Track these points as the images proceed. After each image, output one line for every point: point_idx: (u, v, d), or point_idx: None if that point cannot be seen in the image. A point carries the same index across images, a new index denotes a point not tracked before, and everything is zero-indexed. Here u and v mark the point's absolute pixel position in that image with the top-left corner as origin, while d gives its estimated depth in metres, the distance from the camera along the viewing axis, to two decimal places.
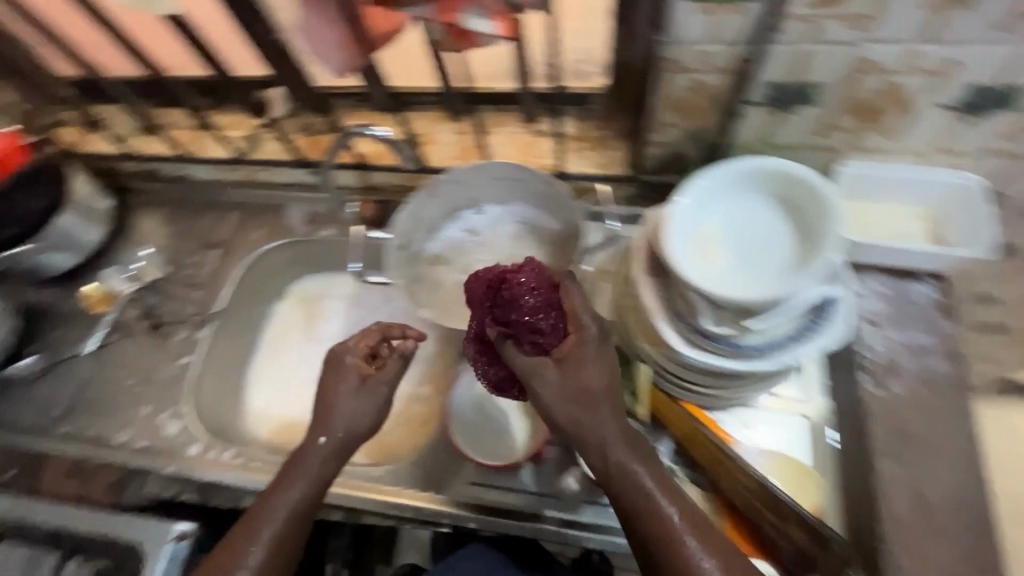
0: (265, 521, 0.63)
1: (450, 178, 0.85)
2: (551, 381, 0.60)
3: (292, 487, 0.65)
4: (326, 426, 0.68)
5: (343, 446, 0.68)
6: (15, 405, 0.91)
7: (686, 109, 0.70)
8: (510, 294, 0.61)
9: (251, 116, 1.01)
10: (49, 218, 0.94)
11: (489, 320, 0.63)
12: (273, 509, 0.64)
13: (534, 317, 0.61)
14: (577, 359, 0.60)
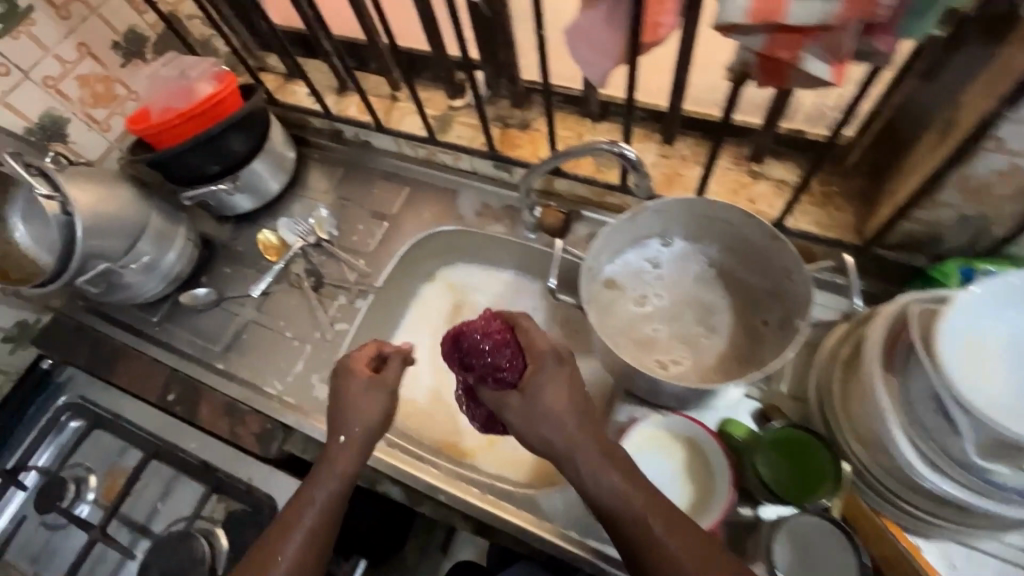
0: (299, 516, 0.63)
1: (656, 207, 0.77)
2: (552, 423, 0.61)
3: (321, 480, 0.65)
4: (336, 421, 0.68)
5: (361, 443, 0.67)
6: (181, 331, 0.96)
7: (978, 191, 0.60)
8: (465, 335, 0.69)
9: (447, 96, 1.00)
10: (246, 160, 0.98)
11: (459, 368, 0.70)
12: (304, 502, 0.64)
13: (484, 352, 0.66)
14: (542, 395, 0.62)
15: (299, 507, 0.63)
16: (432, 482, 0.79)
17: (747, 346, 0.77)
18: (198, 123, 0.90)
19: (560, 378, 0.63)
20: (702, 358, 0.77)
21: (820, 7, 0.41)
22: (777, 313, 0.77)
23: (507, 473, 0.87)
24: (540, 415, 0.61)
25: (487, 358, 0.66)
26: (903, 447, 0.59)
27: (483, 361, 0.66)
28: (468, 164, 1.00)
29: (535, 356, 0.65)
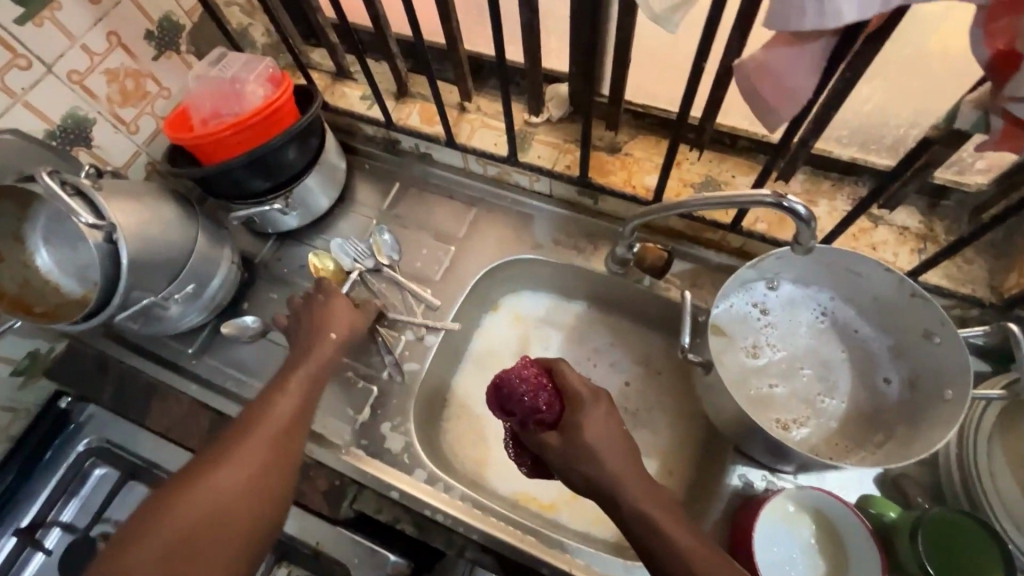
0: (282, 398, 0.67)
1: (783, 254, 0.71)
2: (598, 452, 0.58)
3: (303, 373, 0.70)
4: (319, 340, 0.73)
5: (321, 355, 0.72)
6: (222, 366, 0.85)
7: None
8: (504, 382, 0.66)
9: (526, 110, 0.90)
10: (300, 175, 0.87)
11: (501, 415, 0.68)
12: (285, 390, 0.68)
13: (524, 396, 0.64)
14: (583, 433, 0.59)
15: (284, 395, 0.67)
16: (532, 550, 0.70)
17: (868, 406, 0.72)
18: (251, 133, 0.78)
19: (602, 418, 0.61)
20: (822, 418, 0.72)
21: None
22: (901, 371, 0.72)
23: (593, 531, 0.80)
24: (581, 454, 0.59)
25: (529, 403, 0.64)
26: None
27: (525, 405, 0.64)
28: (547, 186, 0.91)
29: (575, 395, 0.63)
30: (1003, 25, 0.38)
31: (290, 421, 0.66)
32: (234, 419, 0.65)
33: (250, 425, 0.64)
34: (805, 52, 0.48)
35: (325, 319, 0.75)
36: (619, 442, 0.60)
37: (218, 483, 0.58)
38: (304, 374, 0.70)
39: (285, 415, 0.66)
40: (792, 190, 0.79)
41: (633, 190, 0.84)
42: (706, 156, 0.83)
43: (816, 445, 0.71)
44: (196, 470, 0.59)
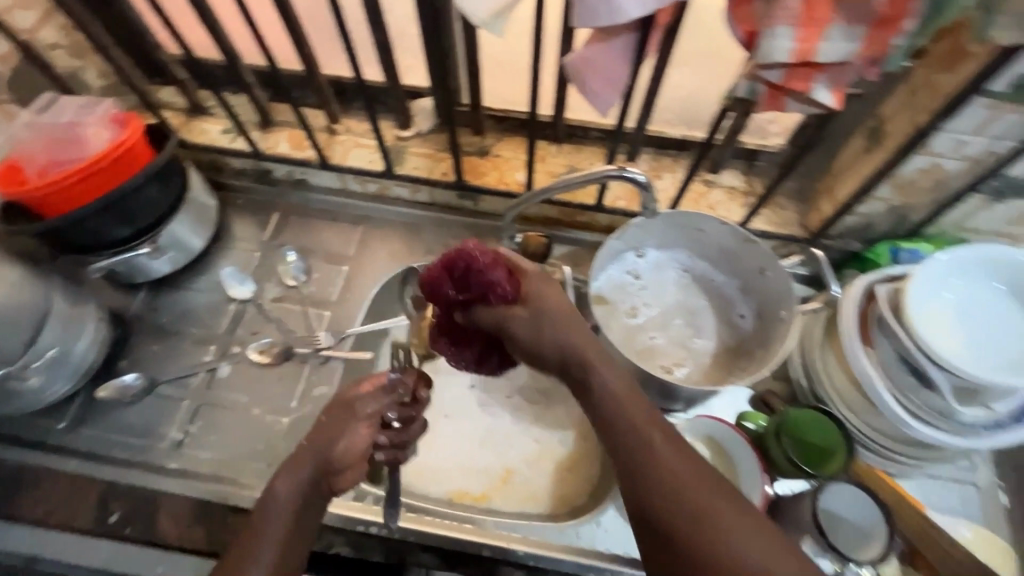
0: (279, 501, 0.53)
1: (641, 223, 0.81)
2: (548, 318, 0.61)
3: (292, 476, 0.55)
4: (312, 437, 0.57)
5: (294, 473, 0.55)
6: (106, 434, 0.78)
7: (906, 187, 0.72)
8: (462, 255, 0.63)
9: (395, 126, 0.94)
10: (164, 220, 0.83)
11: (451, 294, 0.64)
12: (274, 504, 0.53)
13: (484, 269, 0.62)
14: (546, 301, 0.61)
15: (276, 515, 0.53)
16: (472, 537, 0.73)
17: (732, 340, 0.85)
18: (101, 179, 0.73)
19: (552, 287, 0.64)
20: (697, 357, 0.84)
21: (844, 48, 0.46)
22: (751, 307, 0.86)
23: (529, 508, 0.85)
24: (553, 320, 0.60)
25: (484, 277, 0.62)
26: (890, 402, 0.69)
27: (481, 277, 0.62)
28: (428, 195, 0.95)
29: (524, 273, 0.64)
30: (743, 12, 0.46)
31: (287, 540, 0.52)
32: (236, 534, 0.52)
33: (253, 535, 0.51)
34: (616, 45, 0.57)
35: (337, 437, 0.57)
36: (563, 303, 0.62)
37: None
38: (297, 479, 0.54)
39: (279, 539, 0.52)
40: (641, 168, 0.90)
41: (507, 186, 0.90)
42: (565, 148, 0.92)
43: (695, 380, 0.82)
44: None
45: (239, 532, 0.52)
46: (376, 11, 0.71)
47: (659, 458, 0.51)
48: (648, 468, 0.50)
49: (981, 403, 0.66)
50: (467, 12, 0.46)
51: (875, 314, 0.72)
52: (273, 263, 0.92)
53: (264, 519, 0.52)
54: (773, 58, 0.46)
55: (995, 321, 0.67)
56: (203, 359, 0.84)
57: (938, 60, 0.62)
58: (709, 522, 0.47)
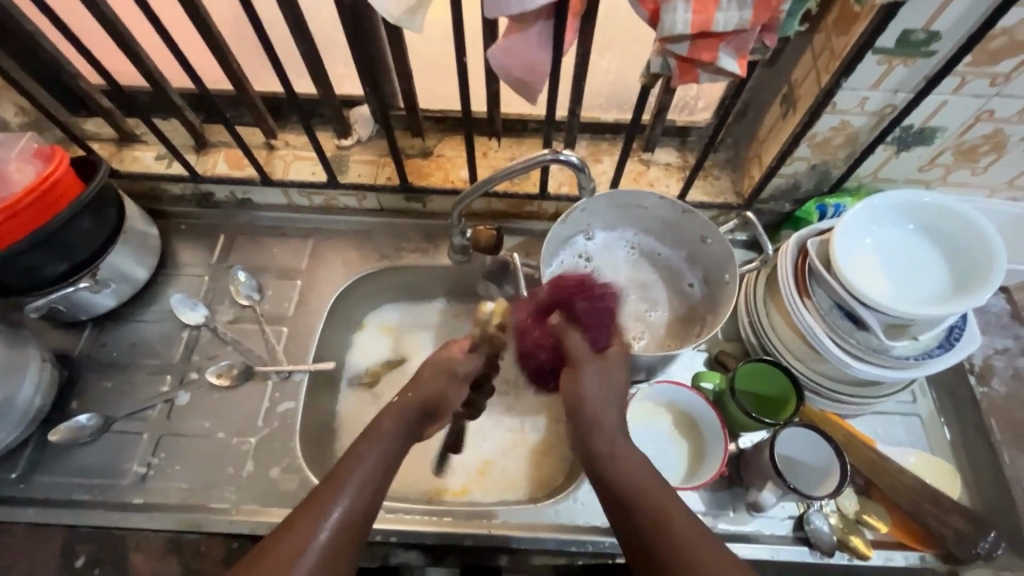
0: (374, 445, 0.60)
1: (584, 206, 0.83)
2: (586, 370, 0.65)
3: (393, 424, 0.62)
4: (414, 391, 0.66)
5: (400, 415, 0.63)
6: (63, 478, 0.75)
7: (821, 144, 0.77)
8: (589, 283, 0.72)
9: (334, 136, 0.94)
10: (103, 251, 0.81)
11: (546, 304, 0.71)
12: (381, 432, 0.61)
13: (587, 307, 0.70)
14: (613, 355, 0.68)
15: (380, 443, 0.61)
16: (451, 529, 0.74)
17: (683, 308, 0.89)
18: (29, 215, 0.71)
19: (602, 357, 0.67)
20: (653, 329, 0.87)
21: (738, 16, 0.49)
22: (699, 275, 0.89)
23: (509, 496, 0.86)
24: (603, 366, 0.66)
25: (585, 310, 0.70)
26: (830, 347, 0.73)
27: (575, 310, 0.69)
28: (375, 201, 0.95)
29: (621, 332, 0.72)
30: None
31: (382, 467, 0.59)
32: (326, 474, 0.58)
33: (348, 466, 0.58)
34: (533, 33, 0.59)
35: (441, 396, 0.67)
36: (609, 369, 0.66)
37: (328, 529, 0.53)
38: (400, 421, 0.63)
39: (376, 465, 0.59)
40: (579, 153, 0.93)
41: (453, 184, 0.92)
42: (505, 141, 0.94)
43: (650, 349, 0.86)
44: (297, 527, 0.53)
45: (344, 454, 0.59)
46: (299, 22, 0.71)
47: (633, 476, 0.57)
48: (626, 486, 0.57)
49: (910, 336, 0.71)
50: (379, 10, 0.47)
51: (809, 267, 0.76)
52: (224, 286, 0.91)
53: (371, 443, 0.60)
54: (676, 30, 0.48)
55: (918, 259, 0.72)
56: (160, 389, 0.82)
57: (833, 24, 0.66)
58: (661, 520, 0.54)
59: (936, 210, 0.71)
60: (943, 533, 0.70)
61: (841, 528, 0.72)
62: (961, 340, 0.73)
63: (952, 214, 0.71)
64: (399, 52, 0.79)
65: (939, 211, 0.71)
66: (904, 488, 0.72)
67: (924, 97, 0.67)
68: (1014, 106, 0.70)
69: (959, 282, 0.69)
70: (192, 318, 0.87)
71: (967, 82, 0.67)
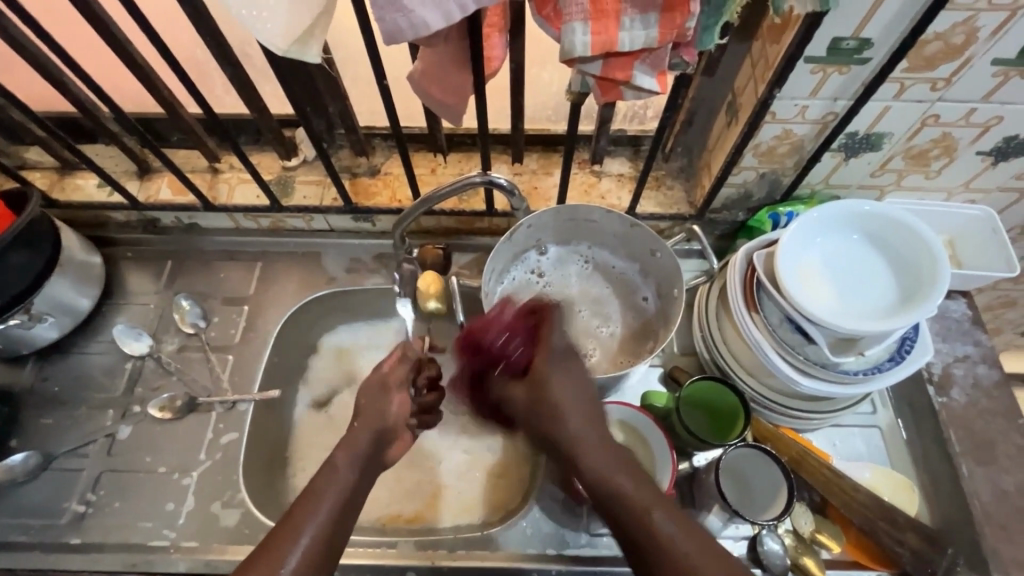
0: (340, 473, 0.60)
1: (530, 223, 0.80)
2: (575, 398, 0.65)
3: (352, 448, 0.62)
4: (361, 417, 0.65)
5: (354, 444, 0.62)
6: (3, 519, 0.74)
7: (767, 154, 0.75)
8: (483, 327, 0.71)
9: (278, 157, 0.91)
10: (37, 284, 0.79)
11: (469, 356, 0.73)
12: (336, 468, 0.60)
13: (495, 342, 0.70)
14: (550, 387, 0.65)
15: (342, 477, 0.59)
16: (397, 560, 0.74)
17: (638, 323, 0.86)
18: None
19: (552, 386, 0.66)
20: (608, 346, 0.85)
21: (643, 35, 0.47)
22: (653, 288, 0.87)
23: (462, 520, 0.84)
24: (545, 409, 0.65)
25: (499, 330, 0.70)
26: (778, 363, 0.71)
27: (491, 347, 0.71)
28: (324, 222, 0.93)
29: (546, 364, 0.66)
30: (549, 10, 0.47)
31: (345, 495, 0.59)
32: (293, 501, 0.58)
33: (310, 492, 0.58)
34: (448, 54, 0.57)
35: (381, 411, 0.66)
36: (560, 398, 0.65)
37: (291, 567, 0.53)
38: (355, 451, 0.62)
39: (336, 502, 0.58)
40: (528, 167, 0.91)
41: (400, 204, 0.89)
42: (451, 156, 0.92)
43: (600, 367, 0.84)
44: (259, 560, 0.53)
45: (300, 493, 0.58)
46: (221, 48, 0.69)
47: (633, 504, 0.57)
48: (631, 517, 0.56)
49: (858, 351, 0.69)
50: (265, 43, 0.45)
51: (756, 281, 0.74)
52: (169, 314, 0.89)
53: (329, 477, 0.60)
54: (577, 52, 0.47)
55: (864, 270, 0.70)
56: (102, 424, 0.81)
57: (766, 32, 0.64)
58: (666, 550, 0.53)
59: (880, 219, 0.70)
60: (896, 552, 0.68)
61: (795, 550, 0.70)
62: (913, 352, 0.71)
63: (896, 225, 0.70)
64: (332, 74, 0.77)
65: (883, 220, 0.70)
66: (863, 507, 0.70)
67: (863, 104, 0.65)
68: (957, 110, 0.67)
69: (906, 293, 0.67)
70: (136, 348, 0.86)
71: (907, 88, 0.65)
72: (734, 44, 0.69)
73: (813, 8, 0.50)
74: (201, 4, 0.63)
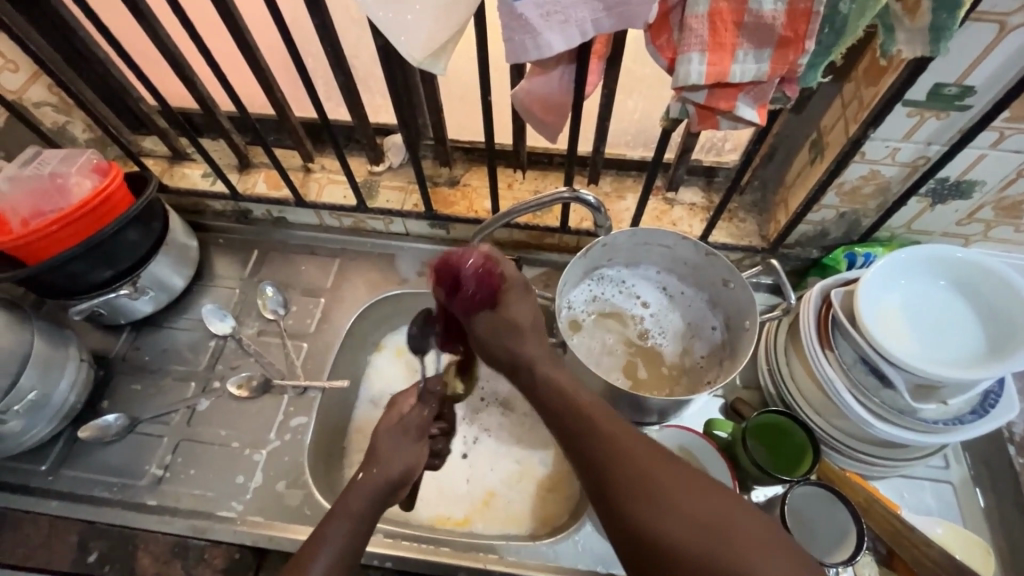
0: (346, 512, 0.60)
1: (607, 242, 0.81)
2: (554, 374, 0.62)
3: (361, 492, 0.61)
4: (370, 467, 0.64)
5: (366, 492, 0.61)
6: (89, 474, 0.80)
7: (850, 193, 0.75)
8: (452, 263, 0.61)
9: (367, 162, 0.97)
10: (144, 260, 0.86)
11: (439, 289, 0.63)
12: (349, 509, 0.60)
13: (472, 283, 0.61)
14: (511, 309, 0.63)
15: (343, 521, 0.59)
16: (448, 559, 0.76)
17: (703, 352, 0.85)
18: (82, 225, 0.77)
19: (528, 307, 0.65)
20: (673, 377, 0.84)
21: (754, 69, 0.50)
22: (720, 318, 0.86)
23: (510, 531, 0.83)
24: (507, 328, 0.63)
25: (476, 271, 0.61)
26: (853, 406, 0.70)
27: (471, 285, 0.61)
28: (402, 226, 0.97)
29: (508, 279, 0.65)
30: (663, 41, 0.51)
31: (353, 529, 0.59)
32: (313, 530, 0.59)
33: (315, 535, 0.58)
34: (557, 78, 0.60)
35: (385, 458, 0.65)
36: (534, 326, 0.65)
37: None
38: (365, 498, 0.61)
39: (344, 538, 0.58)
40: (602, 189, 0.93)
41: (477, 214, 0.92)
42: (528, 172, 0.95)
43: (676, 391, 0.83)
44: None
45: (309, 535, 0.59)
46: (337, 56, 0.73)
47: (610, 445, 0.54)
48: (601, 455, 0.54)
49: (938, 399, 0.67)
50: (402, 55, 0.50)
51: (831, 318, 0.73)
52: (252, 299, 0.94)
53: (336, 519, 0.59)
54: (690, 81, 0.50)
55: (945, 315, 0.69)
56: (184, 395, 0.86)
57: (863, 74, 0.65)
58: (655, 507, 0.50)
59: (966, 266, 0.70)
60: None
61: None
62: (998, 408, 0.69)
63: (984, 273, 0.69)
64: (431, 90, 0.82)
65: (970, 267, 0.69)
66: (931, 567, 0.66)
67: (958, 151, 0.65)
68: None
69: (994, 346, 0.66)
70: (219, 327, 0.91)
71: (1006, 137, 0.64)
72: (827, 84, 0.70)
73: (922, 54, 0.51)
74: (329, 18, 0.68)
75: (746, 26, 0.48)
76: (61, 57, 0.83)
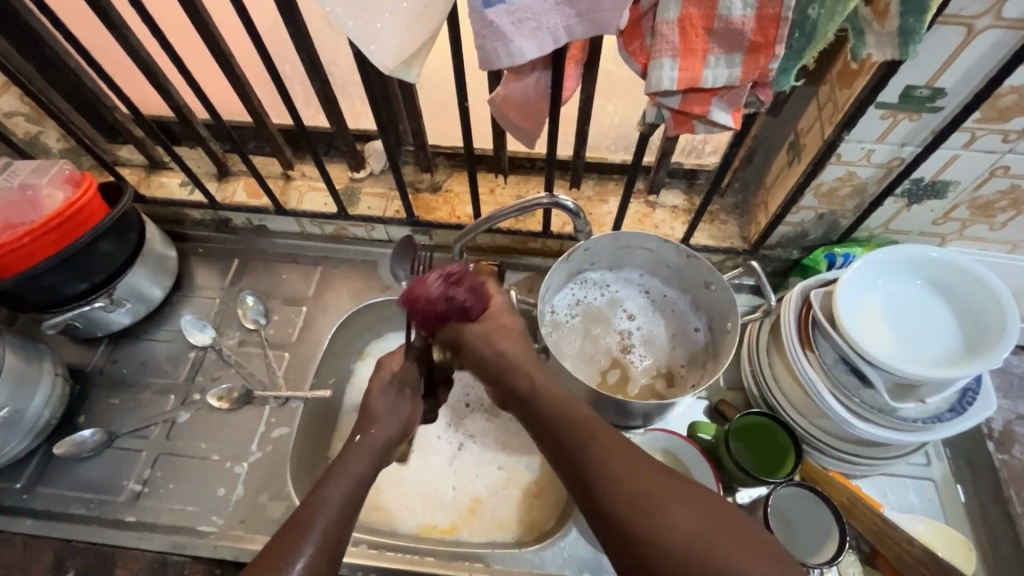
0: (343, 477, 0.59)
1: (588, 246, 0.81)
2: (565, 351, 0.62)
3: (356, 460, 0.61)
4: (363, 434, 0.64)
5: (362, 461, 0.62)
6: (66, 491, 0.79)
7: (828, 194, 0.76)
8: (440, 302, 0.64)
9: (348, 169, 0.96)
10: (120, 272, 0.84)
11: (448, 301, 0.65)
12: (344, 472, 0.59)
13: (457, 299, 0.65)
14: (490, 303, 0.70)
15: (339, 485, 0.58)
16: (433, 569, 0.75)
17: (687, 355, 0.85)
18: (54, 238, 0.76)
19: None
20: (659, 383, 0.84)
21: (726, 74, 0.51)
22: (705, 320, 0.86)
23: (496, 537, 0.83)
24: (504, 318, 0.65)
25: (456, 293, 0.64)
26: (834, 406, 0.70)
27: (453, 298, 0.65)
28: (384, 232, 0.97)
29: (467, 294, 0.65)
30: (636, 47, 0.50)
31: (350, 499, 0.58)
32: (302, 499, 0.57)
33: (310, 499, 0.56)
34: (533, 85, 0.60)
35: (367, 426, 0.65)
36: None
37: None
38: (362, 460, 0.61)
39: (341, 507, 0.56)
40: (584, 193, 0.93)
41: (459, 220, 0.92)
42: (509, 177, 0.95)
43: (627, 396, 0.82)
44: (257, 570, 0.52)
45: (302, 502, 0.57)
46: (313, 63, 0.72)
47: (604, 460, 0.52)
48: (605, 470, 0.51)
49: (917, 398, 0.68)
50: (373, 64, 0.50)
51: (811, 319, 0.74)
52: (233, 309, 0.93)
53: (332, 484, 0.58)
54: (663, 86, 0.50)
55: (923, 315, 0.70)
56: (163, 408, 0.85)
57: (836, 77, 0.66)
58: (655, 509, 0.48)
59: (942, 266, 0.70)
60: None
61: None
62: (975, 405, 0.69)
63: (960, 272, 0.70)
64: (409, 96, 0.82)
65: (947, 267, 0.70)
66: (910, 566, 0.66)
67: (932, 151, 0.66)
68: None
69: (970, 345, 0.67)
70: (198, 338, 0.90)
71: (978, 138, 0.65)
72: (801, 87, 0.71)
73: (892, 57, 0.52)
74: (304, 25, 0.67)
75: (717, 32, 0.48)
76: (32, 66, 0.82)
